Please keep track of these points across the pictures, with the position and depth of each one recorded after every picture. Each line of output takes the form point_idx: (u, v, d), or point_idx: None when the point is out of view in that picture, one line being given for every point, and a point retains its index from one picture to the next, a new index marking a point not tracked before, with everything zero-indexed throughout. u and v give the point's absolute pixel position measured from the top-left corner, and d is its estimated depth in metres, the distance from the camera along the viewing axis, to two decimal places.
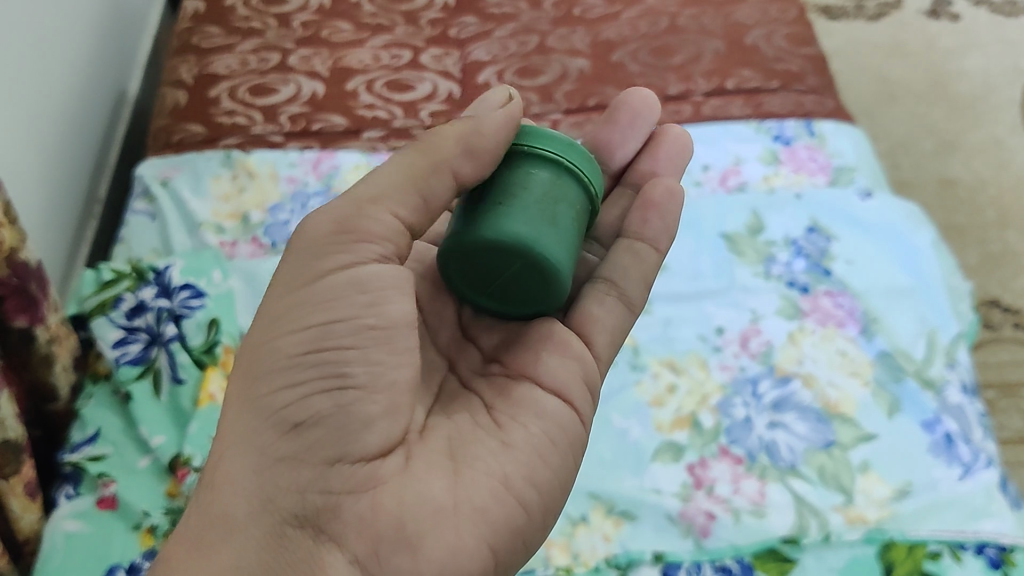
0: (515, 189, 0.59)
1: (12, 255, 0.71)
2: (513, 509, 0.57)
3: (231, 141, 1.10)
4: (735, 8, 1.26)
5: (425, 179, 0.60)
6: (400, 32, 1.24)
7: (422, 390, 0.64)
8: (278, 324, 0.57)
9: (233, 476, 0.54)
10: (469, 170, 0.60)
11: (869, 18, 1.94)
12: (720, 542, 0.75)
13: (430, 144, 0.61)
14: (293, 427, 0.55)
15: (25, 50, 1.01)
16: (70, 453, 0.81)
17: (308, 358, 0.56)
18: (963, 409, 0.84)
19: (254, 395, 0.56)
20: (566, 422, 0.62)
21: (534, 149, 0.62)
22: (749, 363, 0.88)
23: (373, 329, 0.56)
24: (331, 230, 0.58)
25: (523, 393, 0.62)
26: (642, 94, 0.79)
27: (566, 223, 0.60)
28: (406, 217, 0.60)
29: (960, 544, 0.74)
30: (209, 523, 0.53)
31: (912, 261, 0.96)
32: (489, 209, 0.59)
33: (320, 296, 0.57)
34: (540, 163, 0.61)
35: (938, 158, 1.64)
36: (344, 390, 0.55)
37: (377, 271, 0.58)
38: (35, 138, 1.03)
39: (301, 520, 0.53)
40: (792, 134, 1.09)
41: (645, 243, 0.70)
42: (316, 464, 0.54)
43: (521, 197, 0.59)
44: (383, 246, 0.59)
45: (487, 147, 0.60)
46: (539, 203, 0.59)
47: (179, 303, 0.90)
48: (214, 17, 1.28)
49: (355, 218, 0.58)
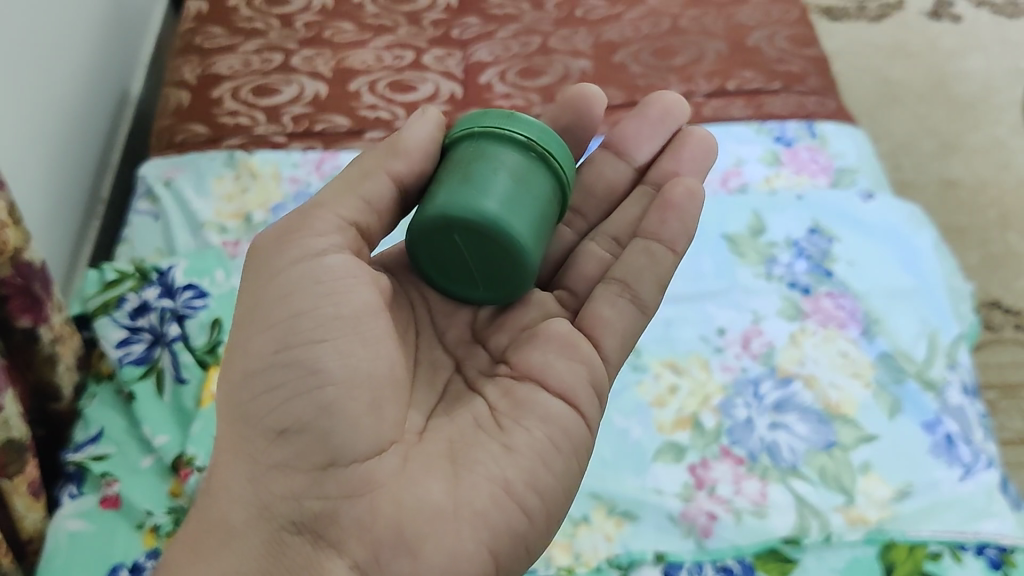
0: (440, 170, 0.62)
1: (17, 256, 0.71)
2: (514, 515, 0.56)
3: (235, 141, 1.10)
4: (738, 9, 1.26)
5: (361, 182, 0.61)
6: (403, 33, 1.24)
7: (425, 390, 0.64)
8: (244, 328, 0.58)
9: (230, 484, 0.56)
10: (404, 168, 0.62)
11: (871, 18, 1.95)
12: (722, 543, 0.75)
13: (364, 155, 0.64)
14: (278, 433, 0.56)
15: (28, 50, 1.01)
16: (74, 453, 0.81)
17: (279, 358, 0.57)
18: (964, 410, 0.85)
19: (238, 401, 0.57)
20: (570, 424, 0.61)
21: (455, 129, 0.63)
22: (750, 363, 0.88)
23: (338, 319, 0.57)
24: (276, 238, 0.60)
25: (526, 394, 0.62)
26: (671, 95, 0.80)
27: (489, 176, 0.59)
28: (350, 215, 0.61)
29: (960, 545, 0.75)
30: (206, 528, 0.56)
31: (913, 261, 0.96)
32: (431, 192, 0.61)
33: (281, 290, 0.58)
34: (461, 140, 0.63)
35: (940, 158, 1.65)
36: (320, 388, 0.56)
37: (327, 262, 0.58)
38: (39, 137, 1.03)
39: (298, 525, 0.55)
40: (793, 135, 1.10)
41: (661, 244, 0.69)
42: (308, 470, 0.55)
43: (444, 175, 0.61)
44: (330, 239, 0.59)
45: (412, 141, 0.62)
46: (457, 172, 0.60)
47: (183, 303, 0.91)
48: (217, 17, 1.28)
49: (295, 223, 0.60)
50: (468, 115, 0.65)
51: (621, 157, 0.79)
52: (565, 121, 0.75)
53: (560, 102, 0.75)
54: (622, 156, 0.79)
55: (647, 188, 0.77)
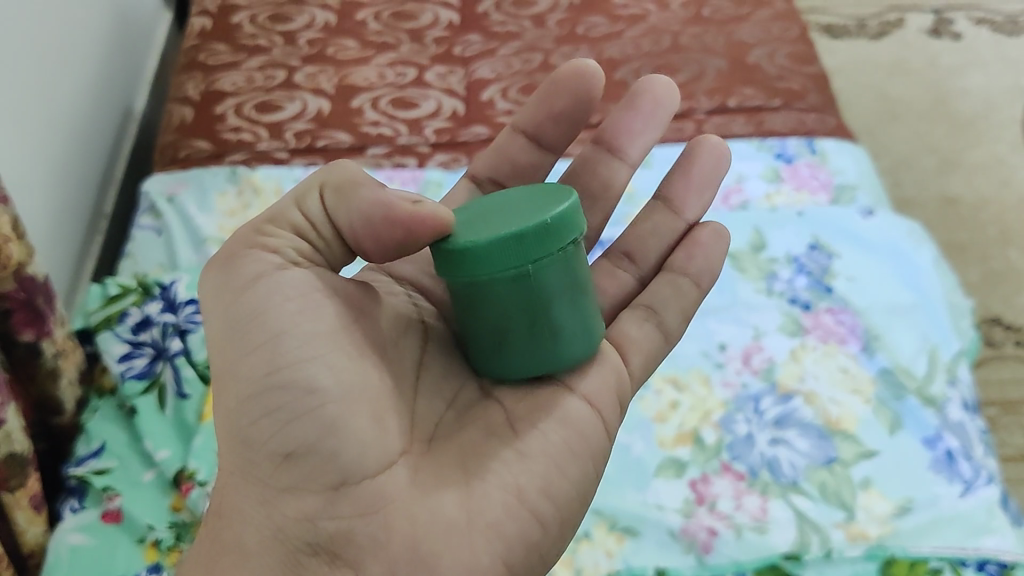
0: (506, 322, 0.55)
1: (19, 270, 0.72)
2: (527, 522, 0.56)
3: (237, 157, 1.11)
4: (738, 26, 1.27)
5: (308, 200, 0.57)
6: (405, 50, 1.26)
7: (432, 397, 0.61)
8: (230, 346, 0.55)
9: (239, 506, 0.55)
10: (333, 205, 0.56)
11: (871, 36, 1.97)
12: (722, 558, 0.75)
13: (330, 170, 0.57)
14: (284, 457, 0.54)
15: (32, 66, 1.02)
16: (75, 467, 0.81)
17: (274, 380, 0.54)
18: (964, 425, 0.85)
19: (237, 426, 0.55)
20: (587, 428, 0.60)
21: (495, 269, 0.54)
22: (751, 379, 0.88)
23: (320, 334, 0.55)
24: (231, 250, 0.57)
25: (547, 398, 0.60)
26: (659, 81, 0.77)
27: (569, 314, 0.56)
28: (300, 227, 0.57)
29: (961, 560, 0.75)
30: (222, 552, 0.54)
31: (913, 277, 0.97)
32: (506, 355, 0.57)
33: (252, 309, 0.54)
34: (512, 282, 0.54)
35: (939, 175, 1.65)
36: (321, 406, 0.53)
37: (289, 275, 0.55)
38: (44, 152, 1.04)
39: (313, 546, 0.54)
40: (794, 152, 1.10)
41: (687, 278, 0.72)
42: (320, 491, 0.54)
43: (517, 329, 0.56)
44: (284, 254, 0.56)
45: (359, 209, 0.55)
46: (537, 321, 0.56)
47: (185, 317, 0.91)
48: (221, 34, 1.29)
49: (245, 243, 0.56)
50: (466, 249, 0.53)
51: (613, 154, 0.76)
52: (558, 106, 0.71)
53: (550, 85, 0.71)
54: (614, 153, 0.76)
55: (656, 202, 0.77)
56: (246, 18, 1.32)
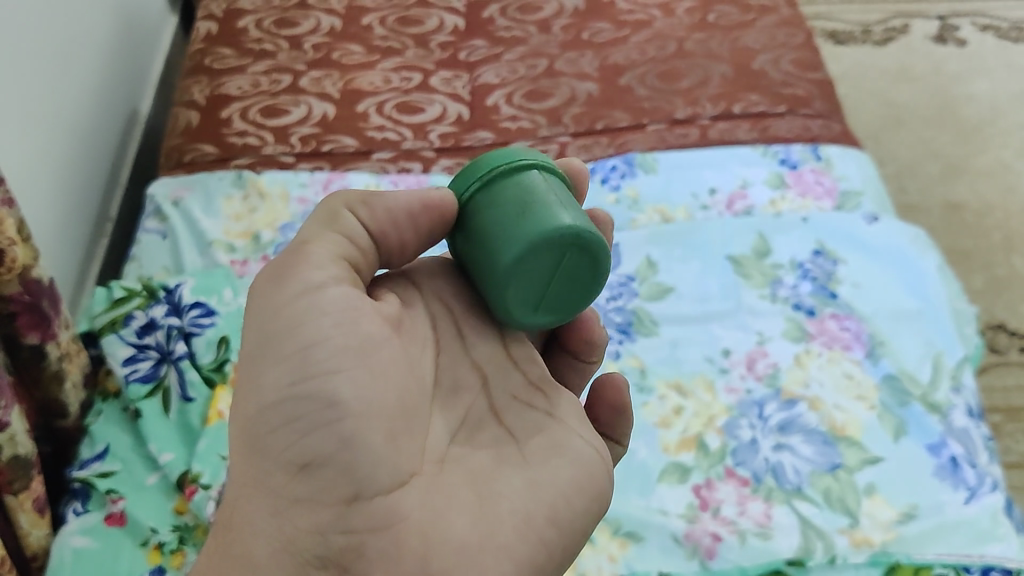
0: (528, 195, 0.56)
1: (25, 273, 0.72)
2: (534, 547, 0.56)
3: (243, 161, 1.12)
4: (743, 32, 1.27)
5: (337, 220, 0.57)
6: (411, 54, 1.26)
7: (445, 414, 0.60)
8: (260, 358, 0.54)
9: (252, 517, 0.54)
10: (366, 218, 0.58)
11: (876, 42, 1.97)
12: (725, 564, 0.75)
13: (337, 196, 0.59)
14: (301, 467, 0.53)
15: (39, 70, 1.03)
16: (79, 469, 0.82)
17: (297, 391, 0.53)
18: (969, 431, 0.85)
19: (255, 434, 0.54)
20: (594, 469, 0.61)
21: (509, 160, 0.59)
22: (755, 385, 0.88)
23: (347, 350, 0.54)
24: (283, 264, 0.56)
25: (559, 436, 0.62)
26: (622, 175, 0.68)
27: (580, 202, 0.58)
28: (339, 249, 0.56)
29: (965, 567, 0.75)
30: (228, 562, 0.53)
31: (919, 285, 0.96)
32: (531, 217, 0.55)
33: (292, 322, 0.54)
34: (528, 169, 0.58)
35: (944, 182, 1.65)
36: (339, 419, 0.53)
37: (330, 295, 0.55)
38: (50, 156, 1.05)
39: (323, 560, 0.53)
40: (798, 158, 1.10)
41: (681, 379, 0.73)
42: (332, 505, 0.53)
43: (545, 199, 0.56)
44: (329, 272, 0.55)
45: (393, 205, 0.57)
46: (561, 196, 0.57)
47: (189, 321, 0.91)
48: (226, 38, 1.30)
49: (294, 258, 0.56)
50: (479, 158, 0.60)
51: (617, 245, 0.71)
52: None
53: None
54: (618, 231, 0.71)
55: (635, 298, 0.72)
56: (252, 22, 1.32)
